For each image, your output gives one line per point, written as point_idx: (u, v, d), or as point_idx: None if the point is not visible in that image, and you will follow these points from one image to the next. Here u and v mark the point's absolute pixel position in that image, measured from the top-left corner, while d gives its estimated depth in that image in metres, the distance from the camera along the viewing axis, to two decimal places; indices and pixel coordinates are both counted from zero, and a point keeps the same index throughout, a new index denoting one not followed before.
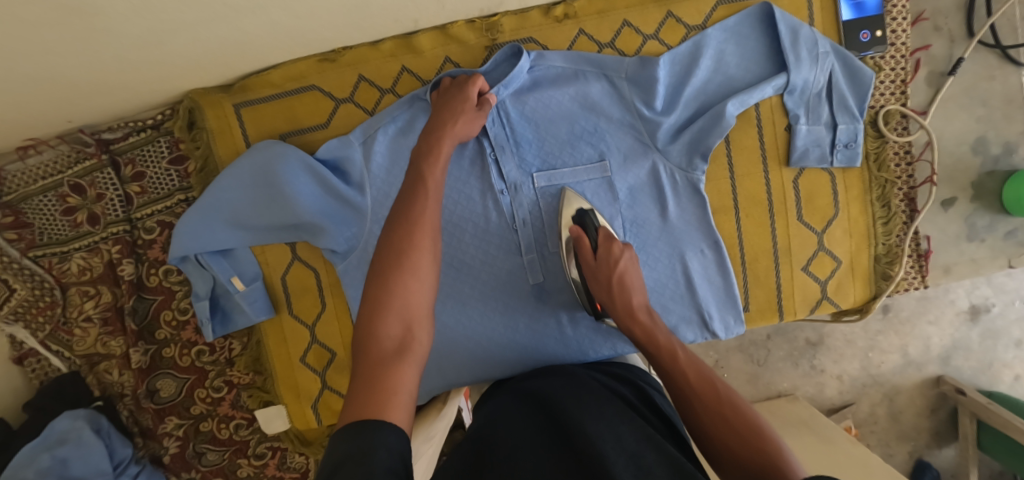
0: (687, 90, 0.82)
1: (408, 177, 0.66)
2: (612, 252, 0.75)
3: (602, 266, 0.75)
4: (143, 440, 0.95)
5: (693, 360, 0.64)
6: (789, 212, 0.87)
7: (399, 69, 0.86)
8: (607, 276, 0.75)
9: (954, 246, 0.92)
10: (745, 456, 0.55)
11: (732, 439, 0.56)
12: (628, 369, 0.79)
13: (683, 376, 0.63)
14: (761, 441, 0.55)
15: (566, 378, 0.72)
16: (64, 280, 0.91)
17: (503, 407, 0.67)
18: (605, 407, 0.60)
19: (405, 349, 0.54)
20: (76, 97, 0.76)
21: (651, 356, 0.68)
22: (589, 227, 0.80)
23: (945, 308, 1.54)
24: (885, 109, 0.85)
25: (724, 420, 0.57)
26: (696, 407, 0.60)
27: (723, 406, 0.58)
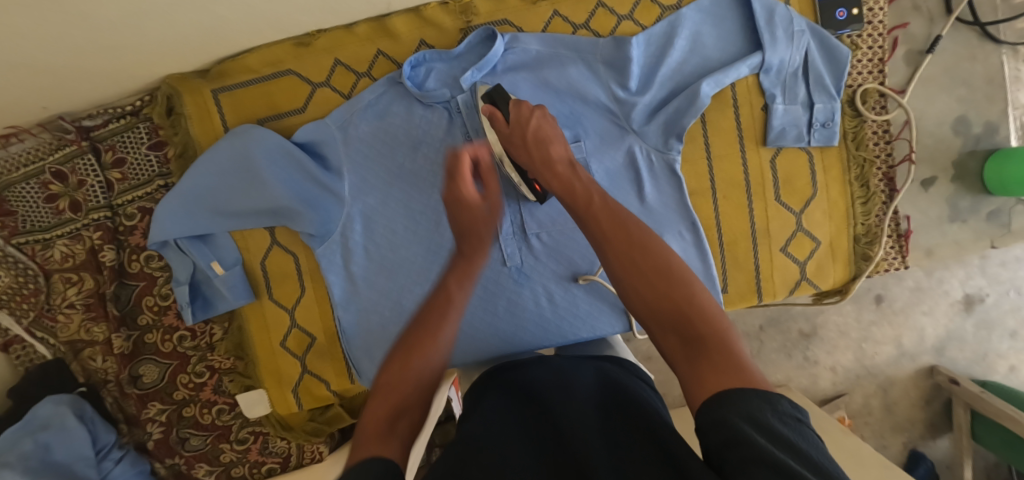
0: (662, 70, 0.82)
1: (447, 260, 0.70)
2: (525, 114, 0.72)
3: (516, 130, 0.72)
4: (128, 427, 0.95)
5: (607, 203, 0.61)
6: (768, 193, 0.86)
7: (375, 53, 0.86)
8: (521, 137, 0.71)
9: (937, 229, 0.90)
10: (661, 308, 0.53)
11: (647, 289, 0.54)
12: (614, 357, 0.71)
13: (595, 227, 0.60)
14: (678, 294, 0.53)
15: (547, 362, 0.65)
16: (47, 267, 0.92)
17: (481, 393, 0.62)
18: (592, 409, 0.54)
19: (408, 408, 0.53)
20: (53, 83, 0.77)
21: (568, 208, 0.64)
22: (501, 103, 0.77)
23: (939, 299, 1.53)
24: (863, 88, 0.85)
25: (637, 269, 0.55)
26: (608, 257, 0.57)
27: (635, 256, 0.56)
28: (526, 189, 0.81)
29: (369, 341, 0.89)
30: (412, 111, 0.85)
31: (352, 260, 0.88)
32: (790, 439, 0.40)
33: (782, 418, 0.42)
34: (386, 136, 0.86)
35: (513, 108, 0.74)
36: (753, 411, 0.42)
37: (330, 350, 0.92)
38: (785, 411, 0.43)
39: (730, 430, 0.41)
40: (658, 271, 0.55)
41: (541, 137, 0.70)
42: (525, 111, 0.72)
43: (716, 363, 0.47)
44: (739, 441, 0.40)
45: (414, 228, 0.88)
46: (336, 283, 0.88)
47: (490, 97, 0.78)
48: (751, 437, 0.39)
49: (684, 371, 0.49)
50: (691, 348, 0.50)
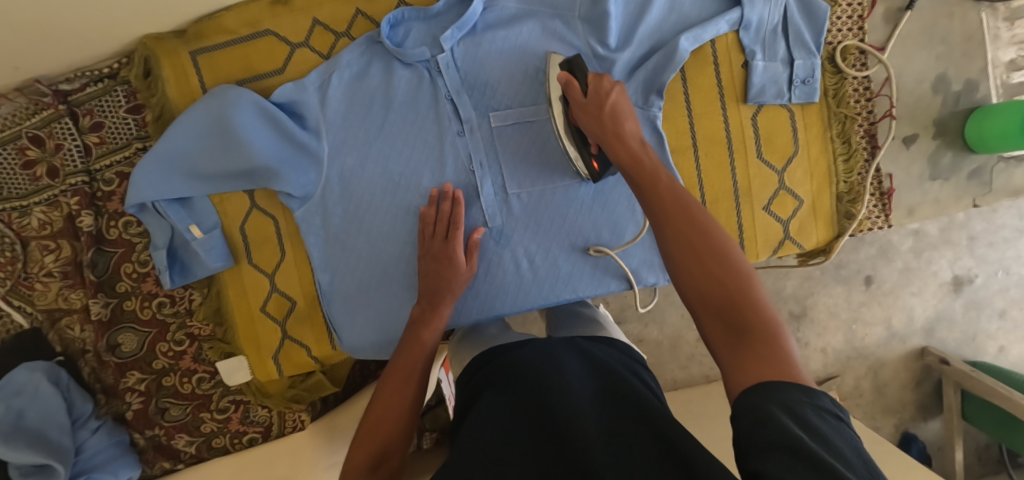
0: (641, 27, 0.82)
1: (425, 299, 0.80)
2: (603, 86, 0.69)
3: (593, 100, 0.69)
4: (106, 398, 0.94)
5: (672, 182, 0.60)
6: (749, 150, 0.86)
7: (353, 13, 0.86)
8: (598, 108, 0.68)
9: (918, 187, 0.90)
10: (713, 291, 0.53)
11: (701, 270, 0.54)
12: (609, 342, 0.75)
13: (657, 200, 0.59)
14: (731, 280, 0.53)
15: (549, 356, 0.66)
16: (24, 235, 0.91)
17: (493, 391, 0.62)
18: (591, 407, 0.56)
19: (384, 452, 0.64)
20: (28, 41, 0.76)
21: (630, 182, 0.63)
22: (579, 73, 0.73)
23: (928, 280, 1.53)
24: (843, 45, 0.84)
25: (696, 248, 0.55)
26: (664, 230, 0.57)
27: (694, 237, 0.56)
28: (581, 164, 0.78)
29: (349, 304, 0.89)
30: (391, 71, 0.84)
31: (332, 224, 0.87)
32: (825, 434, 0.40)
33: (819, 414, 0.42)
34: (366, 95, 0.85)
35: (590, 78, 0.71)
36: (791, 403, 0.42)
37: (310, 315, 0.92)
38: (824, 406, 0.43)
39: (772, 421, 0.41)
40: (709, 253, 0.54)
41: (618, 113, 0.68)
42: (606, 84, 0.70)
43: (760, 355, 0.47)
44: (780, 439, 0.39)
45: (394, 191, 0.87)
46: (317, 245, 0.88)
47: (568, 64, 0.75)
48: (796, 431, 0.39)
49: (726, 359, 0.50)
50: (734, 335, 0.50)
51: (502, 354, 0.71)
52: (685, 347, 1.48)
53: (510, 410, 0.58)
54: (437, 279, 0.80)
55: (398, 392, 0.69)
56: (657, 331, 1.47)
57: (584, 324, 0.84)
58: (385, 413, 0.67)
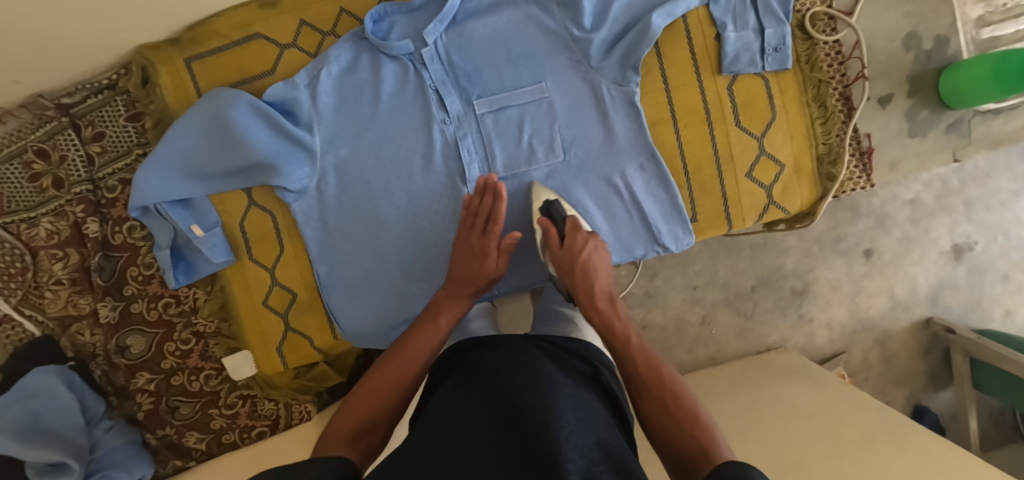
0: (615, 6, 0.84)
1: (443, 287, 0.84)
2: (577, 241, 0.81)
3: (568, 255, 0.81)
4: (118, 400, 0.97)
5: (643, 348, 0.70)
6: (728, 118, 0.88)
7: (337, 11, 0.90)
8: (570, 264, 0.80)
9: (898, 143, 0.92)
10: (678, 449, 0.59)
11: (670, 426, 0.61)
12: (581, 342, 0.77)
13: (630, 364, 0.69)
14: (696, 433, 0.59)
15: (520, 354, 0.66)
16: (34, 245, 0.94)
17: (457, 382, 0.62)
18: (557, 389, 0.57)
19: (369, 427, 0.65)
20: (32, 54, 0.80)
21: (607, 345, 0.74)
22: (557, 217, 0.83)
23: (928, 248, 1.54)
24: (811, 12, 0.87)
25: (666, 409, 0.63)
26: (640, 394, 0.66)
27: (661, 396, 0.64)
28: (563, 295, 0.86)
29: (351, 292, 0.91)
30: (377, 64, 0.88)
31: (329, 215, 0.90)
32: None
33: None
34: (355, 90, 0.88)
35: (568, 227, 0.82)
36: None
37: (313, 304, 0.94)
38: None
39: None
40: (676, 413, 0.62)
41: (589, 268, 0.80)
42: (580, 239, 0.81)
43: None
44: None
45: (386, 179, 0.90)
46: (315, 238, 0.91)
47: (547, 208, 0.84)
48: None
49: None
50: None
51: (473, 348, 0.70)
52: (689, 330, 1.51)
53: (470, 398, 0.58)
54: (467, 269, 0.83)
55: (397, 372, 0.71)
56: (660, 316, 1.48)
57: (559, 321, 0.85)
58: (375, 395, 0.68)
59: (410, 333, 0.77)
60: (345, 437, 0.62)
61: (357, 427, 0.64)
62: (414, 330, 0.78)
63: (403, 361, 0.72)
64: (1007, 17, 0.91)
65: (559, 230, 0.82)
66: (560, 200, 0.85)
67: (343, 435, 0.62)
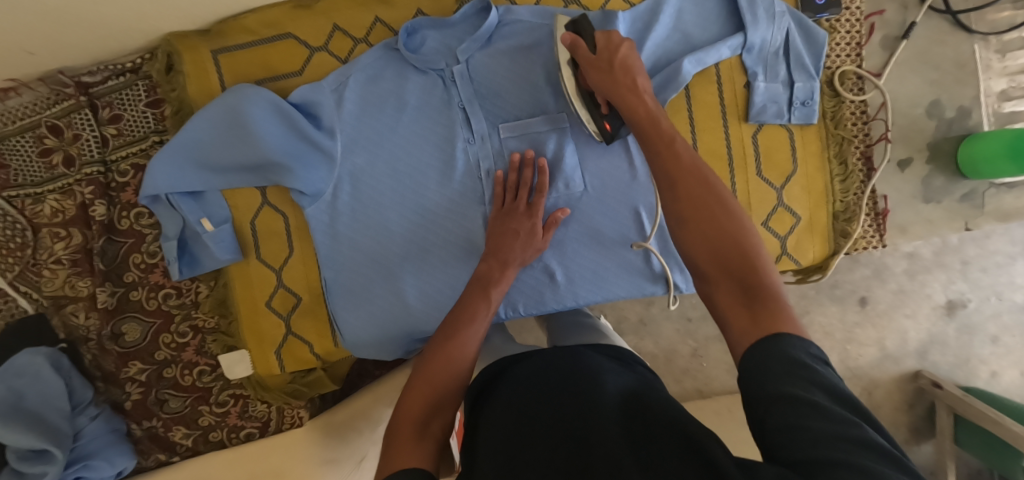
0: (648, 44, 0.84)
1: (491, 260, 0.80)
2: (613, 41, 0.73)
3: (604, 55, 0.73)
4: (105, 385, 0.95)
5: (687, 147, 0.61)
6: (749, 166, 0.89)
7: (372, 20, 0.89)
8: (608, 62, 0.72)
9: (912, 207, 0.94)
10: (725, 254, 0.53)
11: (711, 229, 0.54)
12: (613, 346, 0.73)
13: (671, 164, 0.59)
14: (741, 239, 0.53)
15: (560, 359, 0.65)
16: (36, 221, 0.92)
17: (499, 401, 0.61)
18: (603, 394, 0.55)
19: (436, 412, 0.62)
20: (58, 30, 0.79)
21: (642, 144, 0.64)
22: (586, 32, 0.77)
23: (922, 302, 1.44)
24: (840, 70, 0.88)
25: (708, 214, 0.55)
26: (675, 189, 0.58)
27: (708, 200, 0.56)
28: (593, 126, 0.80)
29: (354, 301, 0.90)
30: (405, 76, 0.87)
31: (340, 221, 0.89)
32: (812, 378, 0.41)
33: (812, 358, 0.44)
34: (380, 100, 0.88)
35: (598, 37, 0.74)
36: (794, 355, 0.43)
37: (314, 310, 0.93)
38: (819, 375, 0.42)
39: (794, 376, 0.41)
40: (719, 215, 0.54)
41: (627, 68, 0.72)
42: (615, 41, 0.73)
43: (769, 311, 0.47)
44: (806, 423, 0.38)
45: (402, 191, 0.89)
46: (325, 243, 0.90)
47: (575, 25, 0.78)
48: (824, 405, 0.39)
49: (734, 317, 0.49)
50: (744, 291, 0.50)
51: (514, 360, 0.69)
52: (679, 361, 1.35)
53: (516, 426, 0.55)
54: (501, 239, 0.81)
55: (457, 347, 0.67)
56: (652, 344, 1.34)
57: (588, 332, 0.85)
58: (440, 373, 0.65)
59: (460, 308, 0.73)
60: (415, 426, 0.59)
61: (425, 412, 0.61)
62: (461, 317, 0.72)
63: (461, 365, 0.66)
64: None
65: (589, 45, 0.76)
66: (587, 18, 0.79)
67: (413, 425, 0.59)
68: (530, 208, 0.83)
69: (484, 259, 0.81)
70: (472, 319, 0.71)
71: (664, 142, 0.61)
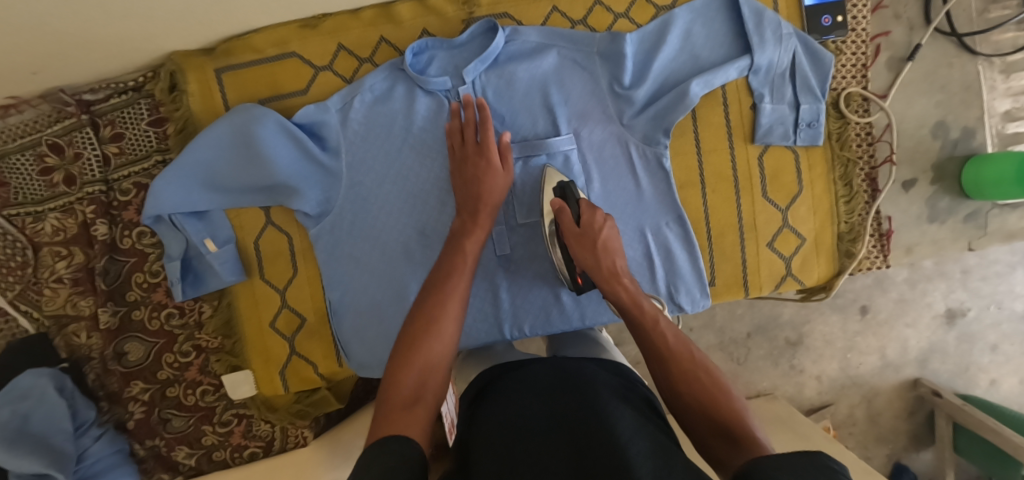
0: (655, 65, 0.84)
1: (469, 199, 0.77)
2: (595, 220, 0.75)
3: (585, 234, 0.74)
4: (109, 405, 0.94)
5: (671, 325, 0.64)
6: (755, 187, 0.89)
7: (377, 39, 0.88)
8: (591, 242, 0.73)
9: (916, 227, 0.94)
10: (716, 413, 0.55)
11: (702, 395, 0.57)
12: (613, 364, 0.71)
13: (656, 341, 0.62)
14: (717, 390, 0.56)
15: (559, 366, 0.66)
16: (37, 240, 0.91)
17: (494, 401, 0.61)
18: (605, 401, 0.56)
19: (427, 388, 0.57)
20: (61, 51, 0.78)
21: (626, 315, 0.68)
22: (572, 199, 0.78)
23: (922, 311, 1.40)
24: (846, 92, 0.88)
25: (685, 375, 0.58)
26: (664, 363, 0.61)
27: (693, 368, 0.59)
28: (567, 275, 0.81)
29: (360, 322, 0.89)
30: (412, 96, 0.87)
31: (346, 241, 0.88)
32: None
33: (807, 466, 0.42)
34: (387, 120, 0.87)
35: (583, 206, 0.76)
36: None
37: (319, 330, 0.92)
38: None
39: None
40: (710, 384, 0.57)
41: (609, 246, 0.74)
42: (598, 219, 0.75)
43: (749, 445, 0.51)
44: None
45: (408, 212, 0.89)
46: (331, 263, 0.89)
47: (562, 190, 0.79)
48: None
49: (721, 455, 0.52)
50: (735, 446, 0.51)
51: (513, 366, 0.70)
52: None
53: (516, 417, 0.56)
54: (482, 189, 0.77)
55: (436, 306, 0.63)
56: None
57: (588, 345, 0.82)
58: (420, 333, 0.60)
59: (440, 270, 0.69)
60: (406, 398, 0.54)
61: (415, 385, 0.56)
62: (440, 279, 0.67)
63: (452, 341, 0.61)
64: None
65: (574, 210, 0.77)
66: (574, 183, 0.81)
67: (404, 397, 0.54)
68: (479, 147, 0.80)
69: (457, 216, 0.77)
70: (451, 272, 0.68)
71: (647, 313, 0.66)
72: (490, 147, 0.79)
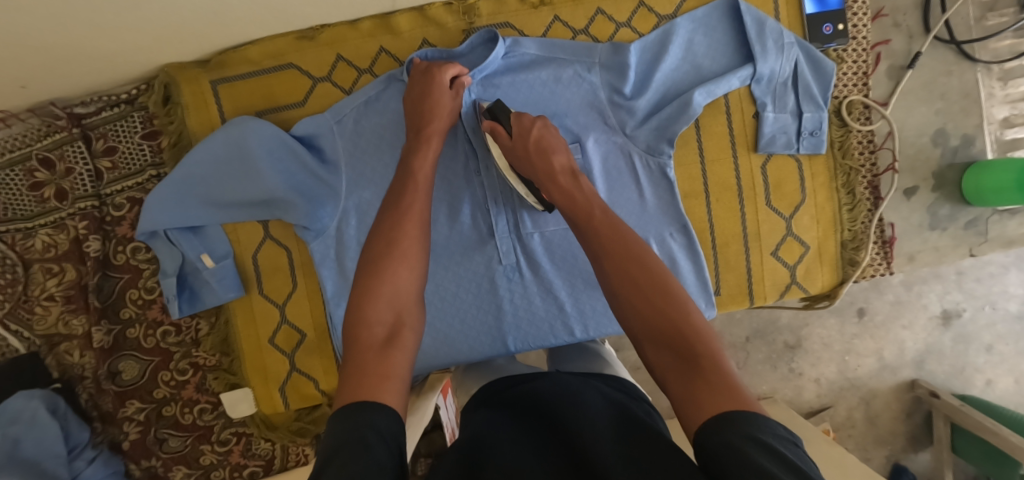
0: (657, 75, 0.84)
1: (410, 132, 0.75)
2: (526, 125, 0.73)
3: (518, 142, 0.72)
4: (103, 425, 0.92)
5: (608, 217, 0.63)
6: (759, 197, 0.89)
7: (377, 50, 0.87)
8: (524, 148, 0.72)
9: (918, 235, 0.94)
10: (655, 323, 0.54)
11: (643, 306, 0.55)
12: (613, 377, 0.71)
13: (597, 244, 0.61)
14: (674, 313, 0.53)
15: (559, 383, 0.64)
16: (27, 257, 0.89)
17: (497, 414, 0.59)
18: (600, 420, 0.54)
19: (395, 336, 0.57)
20: (53, 64, 0.76)
21: (568, 218, 0.66)
22: (503, 117, 0.76)
23: (918, 313, 1.40)
24: (848, 100, 0.88)
25: (625, 279, 0.57)
26: (606, 268, 0.59)
27: (632, 271, 0.57)
28: (533, 200, 0.78)
29: None
30: None
31: (345, 256, 0.87)
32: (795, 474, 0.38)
33: (780, 441, 0.41)
34: (387, 131, 0.86)
35: (513, 120, 0.74)
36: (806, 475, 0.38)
37: (319, 346, 0.91)
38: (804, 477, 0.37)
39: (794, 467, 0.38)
40: (650, 287, 0.55)
41: (544, 146, 0.71)
42: (526, 123, 0.73)
43: (705, 377, 0.48)
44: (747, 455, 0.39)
45: None
46: (330, 278, 0.87)
47: (490, 111, 0.77)
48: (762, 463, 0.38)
49: (673, 385, 0.49)
50: (682, 363, 0.50)
51: (515, 382, 0.68)
52: None
53: (525, 438, 0.53)
54: (421, 111, 0.75)
55: (390, 243, 0.62)
56: None
57: (590, 358, 0.81)
58: (378, 279, 0.59)
59: (390, 202, 0.67)
60: (376, 347, 0.55)
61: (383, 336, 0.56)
62: (393, 198, 0.67)
63: (413, 270, 0.62)
64: None
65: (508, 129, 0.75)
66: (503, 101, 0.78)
67: (374, 343, 0.55)
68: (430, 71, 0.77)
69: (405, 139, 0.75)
70: (402, 201, 0.66)
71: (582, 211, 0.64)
72: (444, 75, 0.77)
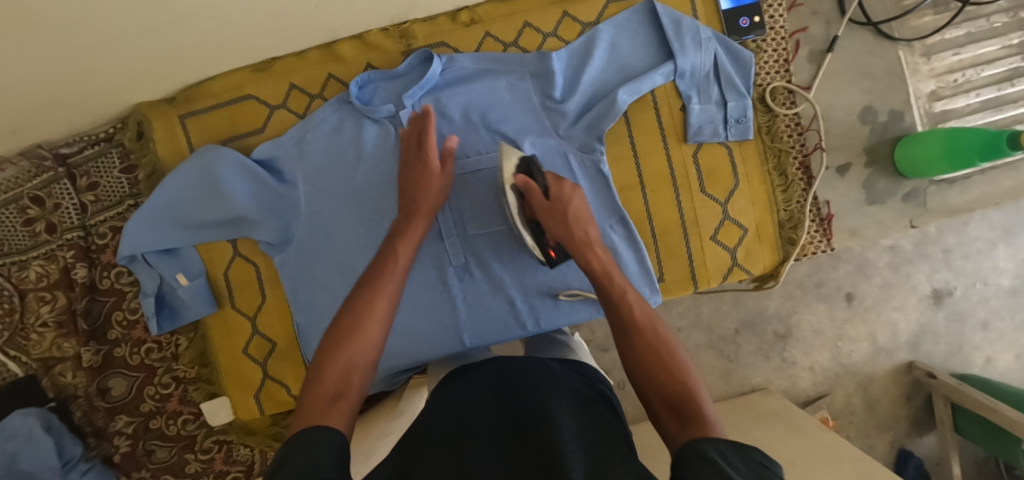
0: (584, 78, 0.89)
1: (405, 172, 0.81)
2: (564, 191, 0.77)
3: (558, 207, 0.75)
4: (97, 441, 0.98)
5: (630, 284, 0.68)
6: (693, 185, 0.93)
7: (326, 76, 0.95)
8: (562, 214, 0.75)
9: (858, 211, 0.97)
10: (659, 375, 0.57)
11: (657, 365, 0.58)
12: (579, 363, 0.73)
13: (625, 314, 0.64)
14: (677, 370, 0.57)
15: (528, 361, 0.67)
16: (23, 286, 0.96)
17: (465, 391, 0.63)
18: (556, 396, 0.57)
19: (353, 371, 0.59)
20: (37, 111, 0.85)
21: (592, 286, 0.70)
22: (537, 171, 0.78)
23: (908, 294, 1.32)
24: (771, 86, 0.93)
25: (636, 330, 0.61)
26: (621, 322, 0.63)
27: (643, 327, 0.62)
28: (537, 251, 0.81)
29: None
30: (361, 127, 0.92)
31: (309, 268, 0.93)
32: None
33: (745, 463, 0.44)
34: (339, 149, 0.93)
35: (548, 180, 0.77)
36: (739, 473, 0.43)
37: (291, 353, 0.97)
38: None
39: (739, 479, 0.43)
40: (656, 341, 0.60)
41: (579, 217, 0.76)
42: (566, 190, 0.77)
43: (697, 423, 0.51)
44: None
45: (366, 234, 0.93)
46: (293, 289, 0.94)
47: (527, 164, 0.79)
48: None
49: (667, 425, 0.53)
50: (678, 413, 0.53)
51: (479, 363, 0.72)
52: None
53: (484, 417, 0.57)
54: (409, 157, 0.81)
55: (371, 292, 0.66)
56: None
57: (558, 346, 0.84)
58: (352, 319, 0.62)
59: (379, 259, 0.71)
60: (332, 384, 0.56)
61: (340, 374, 0.58)
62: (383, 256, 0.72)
63: (385, 310, 0.65)
64: (958, 92, 0.96)
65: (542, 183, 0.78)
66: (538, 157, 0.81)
67: (331, 380, 0.57)
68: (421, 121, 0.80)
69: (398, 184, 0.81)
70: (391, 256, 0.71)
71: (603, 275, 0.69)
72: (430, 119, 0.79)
